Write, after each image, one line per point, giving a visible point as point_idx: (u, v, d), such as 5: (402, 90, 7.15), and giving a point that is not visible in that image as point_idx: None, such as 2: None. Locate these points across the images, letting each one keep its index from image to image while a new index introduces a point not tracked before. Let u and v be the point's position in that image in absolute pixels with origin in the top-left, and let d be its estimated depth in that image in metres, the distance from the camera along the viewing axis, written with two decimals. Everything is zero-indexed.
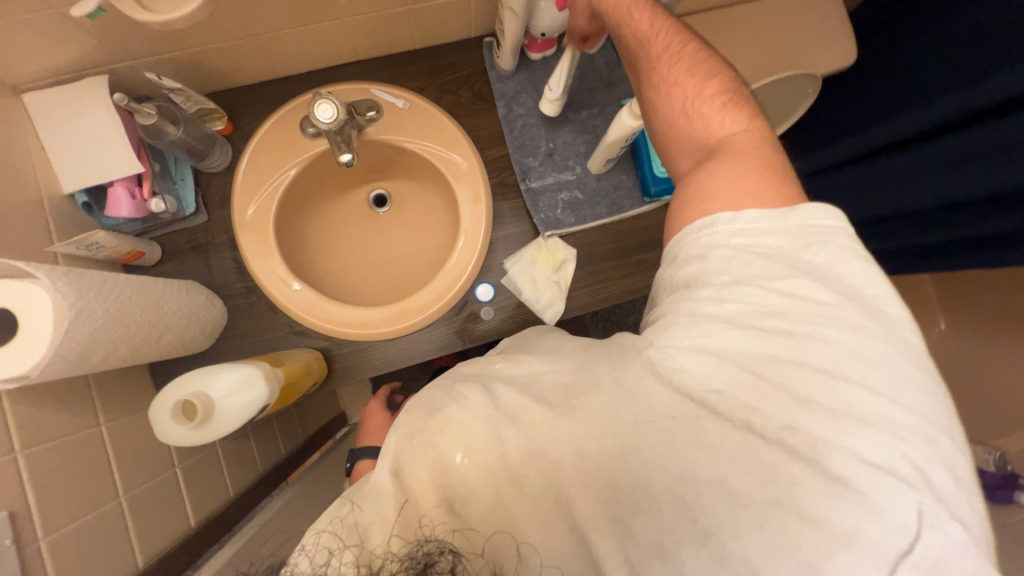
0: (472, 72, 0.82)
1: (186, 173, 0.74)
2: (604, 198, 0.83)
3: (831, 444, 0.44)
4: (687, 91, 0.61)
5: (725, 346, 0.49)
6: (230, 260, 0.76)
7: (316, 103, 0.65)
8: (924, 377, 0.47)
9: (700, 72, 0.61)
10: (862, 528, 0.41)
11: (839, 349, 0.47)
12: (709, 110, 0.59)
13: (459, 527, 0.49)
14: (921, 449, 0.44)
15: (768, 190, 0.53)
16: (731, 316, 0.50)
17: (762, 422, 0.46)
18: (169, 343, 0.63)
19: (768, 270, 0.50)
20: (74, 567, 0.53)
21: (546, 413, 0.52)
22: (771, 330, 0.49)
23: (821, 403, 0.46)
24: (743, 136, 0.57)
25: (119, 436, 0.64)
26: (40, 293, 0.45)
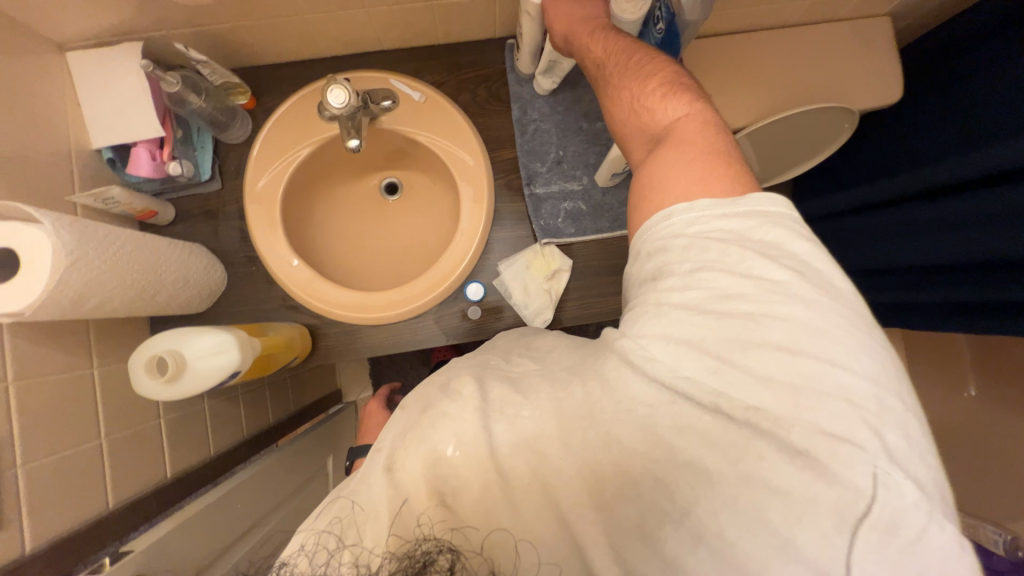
0: (492, 71, 0.83)
1: (207, 141, 0.77)
2: (608, 212, 0.82)
3: (782, 422, 0.41)
4: (632, 93, 0.59)
5: (682, 338, 0.46)
6: (237, 230, 0.79)
7: (329, 87, 0.66)
8: (873, 343, 0.44)
9: (645, 67, 0.59)
10: (820, 495, 0.39)
11: (797, 327, 0.43)
12: (651, 103, 0.57)
13: (458, 525, 0.48)
14: (873, 410, 0.41)
15: (717, 172, 0.51)
16: (693, 302, 0.47)
17: (729, 404, 0.43)
18: (164, 300, 0.66)
19: (729, 247, 0.47)
20: (48, 497, 0.57)
21: (503, 423, 0.51)
22: (727, 313, 0.45)
23: (778, 379, 0.42)
24: (687, 121, 0.55)
25: (109, 381, 0.68)
26: (42, 238, 0.49)
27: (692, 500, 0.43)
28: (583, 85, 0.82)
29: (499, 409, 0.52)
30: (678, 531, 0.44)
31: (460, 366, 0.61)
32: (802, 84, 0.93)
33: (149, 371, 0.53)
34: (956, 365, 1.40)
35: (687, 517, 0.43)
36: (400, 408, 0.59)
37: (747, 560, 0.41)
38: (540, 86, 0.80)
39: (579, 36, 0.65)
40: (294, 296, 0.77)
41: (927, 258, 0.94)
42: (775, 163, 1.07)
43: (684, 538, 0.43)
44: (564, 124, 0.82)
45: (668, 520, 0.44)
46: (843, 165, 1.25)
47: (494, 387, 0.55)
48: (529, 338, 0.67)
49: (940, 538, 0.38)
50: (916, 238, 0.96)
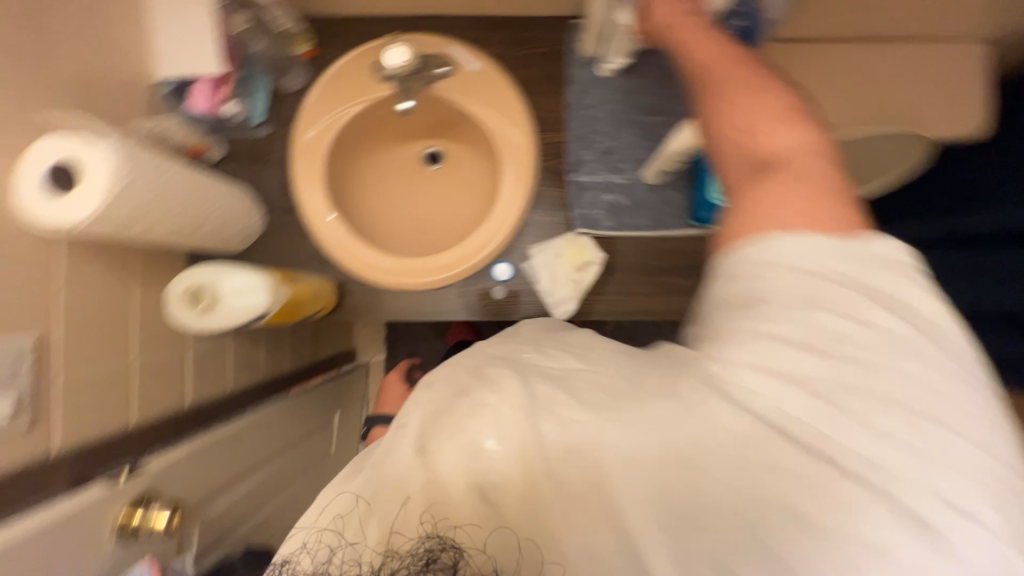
0: (552, 50, 0.80)
1: (263, 85, 0.78)
2: (649, 210, 0.79)
3: (889, 481, 0.38)
4: (739, 107, 0.51)
5: (780, 382, 0.41)
6: (279, 178, 0.81)
7: (388, 47, 0.66)
8: (997, 417, 0.41)
9: (754, 82, 0.52)
10: (936, 568, 0.36)
11: (922, 388, 0.40)
12: (759, 121, 0.50)
13: (462, 520, 0.41)
14: (1000, 487, 0.38)
15: (830, 212, 0.45)
16: (806, 341, 0.41)
17: (840, 454, 0.39)
18: (205, 234, 0.68)
19: (852, 291, 0.42)
20: (79, 403, 0.60)
21: (552, 420, 0.43)
22: (846, 360, 0.40)
23: (899, 439, 0.39)
24: (800, 152, 0.48)
25: (145, 304, 0.71)
26: (103, 156, 0.50)
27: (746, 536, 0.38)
28: (644, 74, 0.79)
29: (548, 408, 0.44)
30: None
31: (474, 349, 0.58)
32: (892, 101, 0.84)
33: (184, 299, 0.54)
34: None
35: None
36: (425, 385, 0.52)
37: None
38: (605, 68, 0.77)
39: (683, 35, 0.59)
40: (326, 250, 0.79)
41: None
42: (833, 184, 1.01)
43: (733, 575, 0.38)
44: (618, 113, 0.79)
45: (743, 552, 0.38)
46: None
47: (539, 385, 0.46)
48: (547, 330, 0.66)
49: None
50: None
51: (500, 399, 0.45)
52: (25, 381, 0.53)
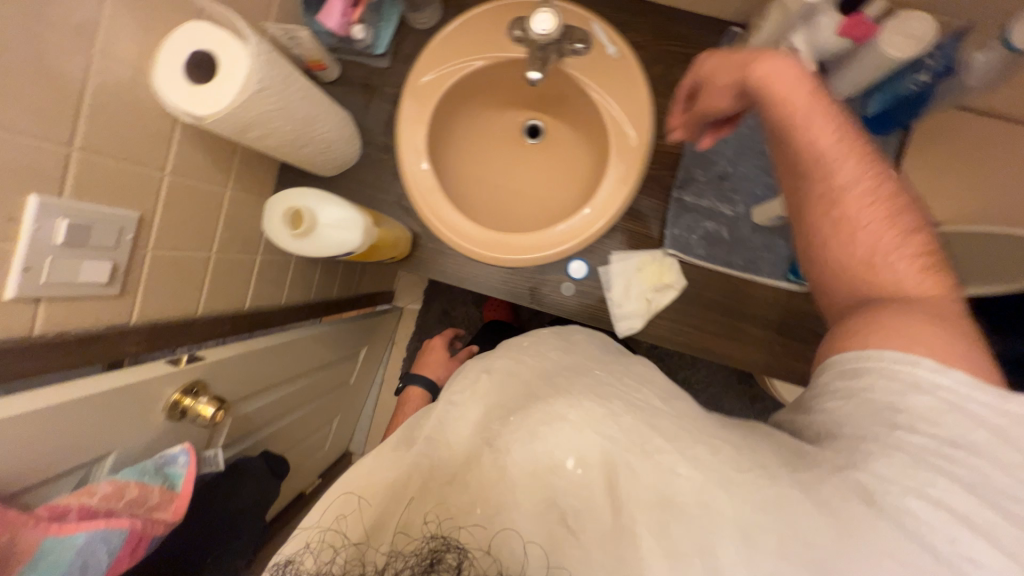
0: (699, 55, 0.74)
1: (393, 16, 0.76)
2: (746, 250, 0.74)
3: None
4: (869, 224, 0.51)
5: (947, 525, 0.36)
6: (384, 115, 0.79)
7: (537, 10, 0.62)
8: None
9: (885, 192, 0.51)
10: None
11: None
12: (885, 246, 0.51)
13: (465, 523, 0.41)
14: None
15: (971, 353, 0.43)
16: (968, 482, 0.37)
17: None
18: (306, 154, 0.68)
19: (1014, 442, 0.38)
20: (160, 286, 0.62)
21: (638, 456, 0.42)
22: (1010, 513, 0.36)
23: None
24: (923, 286, 0.49)
25: (233, 205, 0.72)
26: (242, 58, 0.50)
27: None
28: None
29: (639, 446, 0.42)
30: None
31: (505, 347, 0.60)
32: None
33: (284, 217, 0.55)
34: None
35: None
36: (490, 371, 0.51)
37: None
38: None
39: (787, 105, 0.53)
40: (411, 199, 0.78)
41: None
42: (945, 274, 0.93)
43: None
44: (747, 141, 0.73)
45: None
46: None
47: (623, 416, 0.45)
48: (606, 350, 0.64)
49: None
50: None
51: (580, 420, 0.44)
52: (123, 253, 0.55)
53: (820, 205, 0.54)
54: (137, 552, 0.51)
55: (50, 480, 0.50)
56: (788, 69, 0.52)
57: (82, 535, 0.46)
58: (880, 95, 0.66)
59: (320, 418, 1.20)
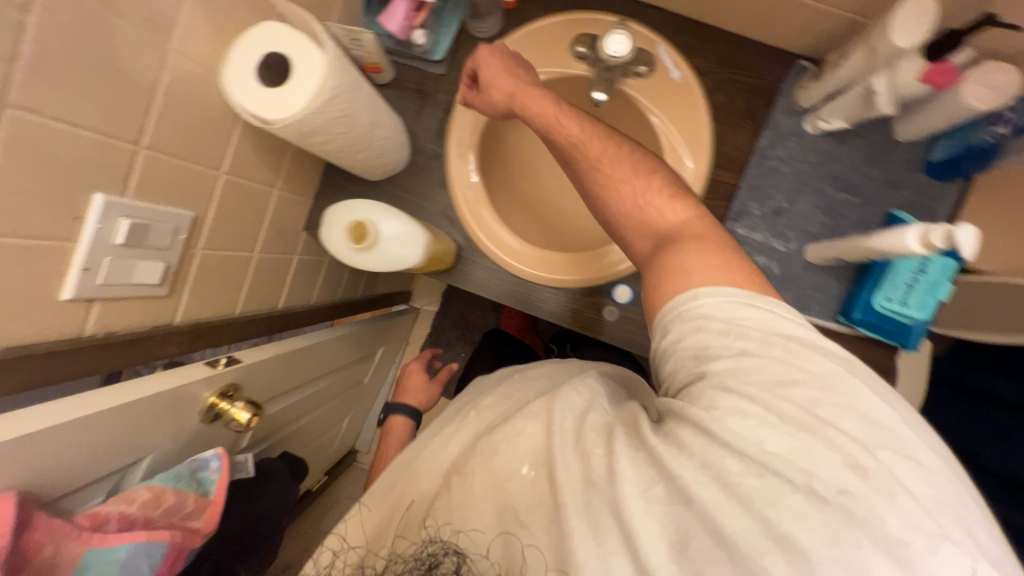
0: (762, 86, 0.73)
1: (453, 22, 0.73)
2: (796, 288, 0.73)
3: (908, 521, 0.36)
4: (634, 185, 0.56)
5: (748, 428, 0.40)
6: (436, 122, 0.78)
7: (611, 32, 0.61)
8: (931, 442, 0.41)
9: (631, 155, 0.57)
10: None
11: (860, 424, 0.40)
12: (657, 196, 0.55)
13: (465, 529, 0.47)
14: (956, 509, 0.38)
15: (737, 266, 0.48)
16: (750, 395, 0.42)
17: (818, 486, 0.38)
18: (359, 160, 0.66)
19: (770, 342, 0.43)
20: (206, 286, 0.60)
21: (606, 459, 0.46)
22: (789, 409, 0.41)
23: (862, 472, 0.38)
24: (697, 221, 0.53)
25: (280, 205, 0.70)
26: (318, 65, 0.48)
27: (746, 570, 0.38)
28: (851, 144, 0.71)
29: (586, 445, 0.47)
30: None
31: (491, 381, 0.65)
32: None
33: (346, 231, 0.54)
34: None
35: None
36: None
37: None
38: (815, 125, 0.70)
39: (548, 114, 0.60)
40: (457, 210, 0.76)
41: None
42: None
43: None
44: (805, 177, 0.72)
45: None
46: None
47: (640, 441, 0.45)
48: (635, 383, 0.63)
49: None
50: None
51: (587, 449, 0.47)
52: (175, 252, 0.53)
53: (597, 196, 0.59)
54: (176, 566, 0.50)
55: (86, 486, 0.48)
56: (535, 94, 0.62)
57: (124, 547, 0.45)
58: (948, 141, 0.66)
59: (333, 418, 1.18)
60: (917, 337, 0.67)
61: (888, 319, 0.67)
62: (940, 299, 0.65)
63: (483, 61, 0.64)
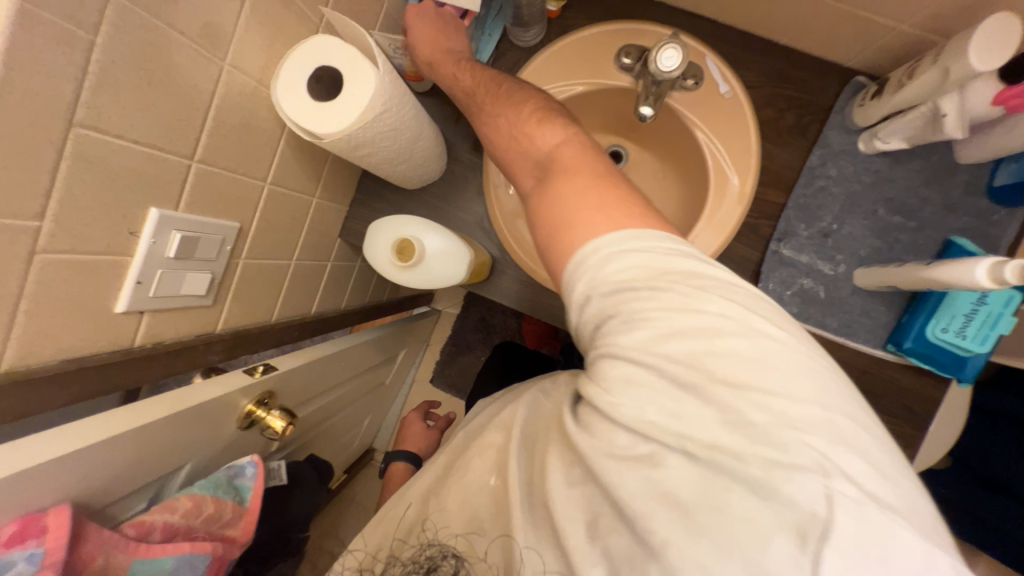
0: (815, 101, 0.70)
1: (496, 32, 0.73)
2: (843, 313, 0.70)
3: (795, 470, 0.31)
4: (505, 118, 0.51)
5: (624, 397, 0.36)
6: (474, 131, 0.77)
7: (663, 46, 0.59)
8: (818, 367, 0.35)
9: (522, 97, 0.52)
10: (782, 526, 0.31)
11: (732, 362, 0.34)
12: (529, 125, 0.50)
13: (460, 533, 0.46)
14: (841, 439, 0.32)
15: (607, 192, 0.42)
16: (621, 353, 0.36)
17: (686, 439, 0.34)
18: (400, 171, 0.66)
19: (647, 283, 0.37)
20: (246, 294, 0.61)
21: None
22: (664, 361, 0.35)
23: (731, 417, 0.33)
24: (570, 144, 0.47)
25: (318, 213, 0.70)
26: (370, 81, 0.48)
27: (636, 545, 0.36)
28: (909, 165, 0.68)
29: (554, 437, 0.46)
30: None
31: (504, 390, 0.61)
32: None
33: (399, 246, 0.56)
34: None
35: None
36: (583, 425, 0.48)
37: None
38: (870, 145, 0.67)
39: (448, 64, 0.58)
40: (492, 222, 0.75)
41: None
42: None
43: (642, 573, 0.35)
44: (857, 198, 0.69)
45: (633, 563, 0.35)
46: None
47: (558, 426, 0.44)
48: None
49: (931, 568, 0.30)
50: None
51: None
52: (221, 263, 0.53)
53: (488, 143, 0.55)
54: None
55: (132, 492, 0.49)
56: (438, 46, 0.59)
57: (170, 558, 0.46)
58: (1015, 165, 0.62)
59: (356, 418, 1.18)
60: (973, 372, 0.65)
61: (942, 350, 0.65)
62: (1000, 332, 0.62)
63: (408, 16, 0.59)
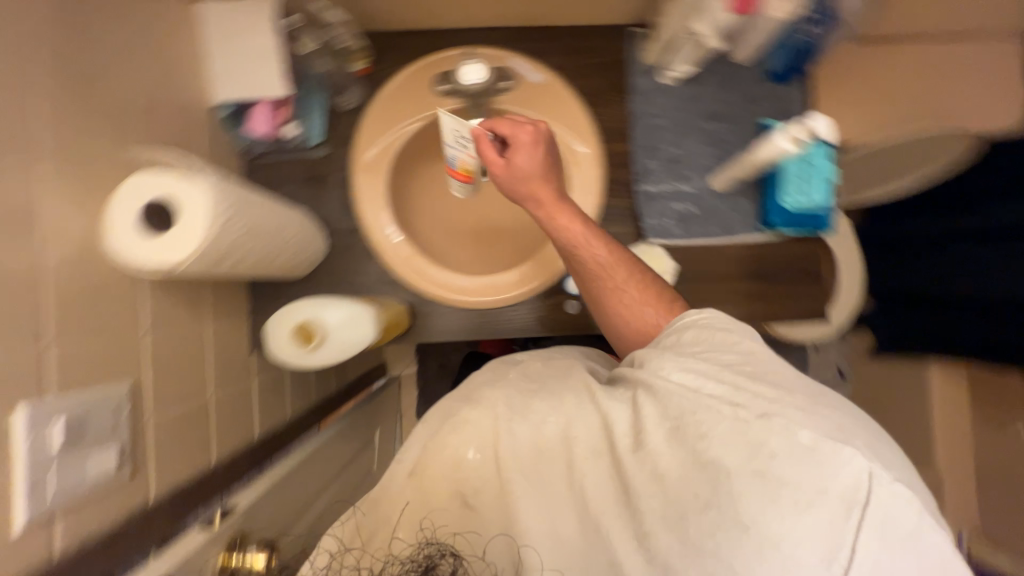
0: (612, 60, 0.80)
1: (318, 105, 0.76)
2: (718, 218, 0.79)
3: (840, 446, 0.42)
4: (614, 272, 0.64)
5: (694, 390, 0.48)
6: (341, 200, 0.79)
7: (464, 65, 0.65)
8: (842, 402, 0.49)
9: (638, 273, 0.65)
10: (824, 484, 0.41)
11: (781, 381, 0.48)
12: (633, 293, 0.64)
13: (461, 531, 0.48)
14: (863, 439, 0.44)
15: None
16: (699, 369, 0.49)
17: (744, 420, 0.44)
18: (281, 264, 0.66)
19: (722, 341, 0.53)
20: (171, 447, 0.57)
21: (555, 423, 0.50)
22: (731, 376, 0.48)
23: (780, 407, 0.45)
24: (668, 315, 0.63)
25: (218, 338, 0.68)
26: (200, 196, 0.48)
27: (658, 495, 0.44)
28: (706, 81, 0.78)
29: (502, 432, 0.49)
30: (688, 555, 0.42)
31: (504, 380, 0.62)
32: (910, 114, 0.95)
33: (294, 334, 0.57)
34: None
35: (775, 539, 0.40)
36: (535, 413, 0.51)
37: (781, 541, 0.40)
38: (668, 77, 0.77)
39: (562, 213, 0.65)
40: (394, 272, 0.77)
41: None
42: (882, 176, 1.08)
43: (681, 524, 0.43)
44: (683, 122, 0.79)
45: (660, 516, 0.44)
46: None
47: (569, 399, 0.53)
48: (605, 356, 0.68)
49: (931, 541, 0.41)
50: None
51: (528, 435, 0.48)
52: (125, 431, 0.50)
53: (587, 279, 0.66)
54: None
55: None
56: (545, 181, 0.64)
57: None
58: (778, 50, 0.74)
59: None
60: (827, 220, 0.76)
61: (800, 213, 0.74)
62: (828, 177, 0.73)
63: (523, 143, 0.63)
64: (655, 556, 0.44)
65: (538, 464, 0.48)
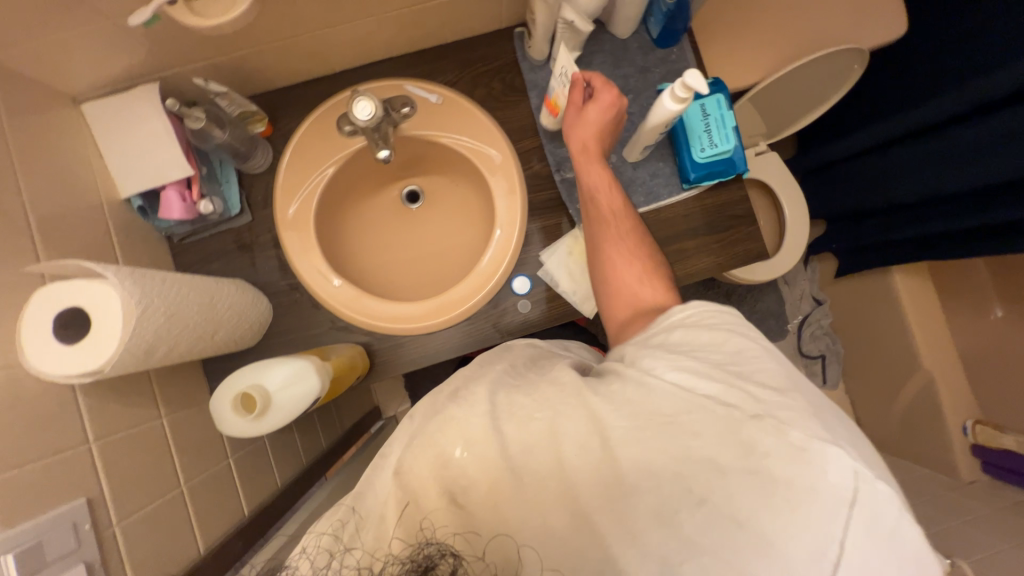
0: (504, 63, 0.82)
1: (231, 175, 0.77)
2: (640, 187, 0.81)
3: (830, 446, 0.44)
4: (621, 224, 0.70)
5: (688, 388, 0.48)
6: (274, 260, 0.79)
7: (355, 101, 0.65)
8: (827, 401, 0.50)
9: (643, 247, 0.69)
10: (814, 484, 0.43)
11: (775, 381, 0.49)
12: (632, 258, 0.68)
13: (461, 530, 0.46)
14: (849, 439, 0.46)
15: None
16: (692, 367, 0.49)
17: (735, 423, 0.46)
18: (222, 338, 0.66)
19: (717, 335, 0.53)
20: (145, 549, 0.56)
21: (513, 424, 0.50)
22: (722, 376, 0.48)
23: (772, 409, 0.46)
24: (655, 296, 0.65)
25: (179, 426, 0.67)
26: (111, 293, 0.48)
27: (647, 493, 0.46)
28: (596, 62, 0.81)
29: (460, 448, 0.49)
30: (678, 550, 0.44)
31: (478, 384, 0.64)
32: (801, 45, 0.99)
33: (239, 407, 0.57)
34: (976, 287, 1.35)
35: (765, 536, 0.43)
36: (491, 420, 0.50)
37: (771, 536, 0.43)
38: None
39: (590, 160, 0.72)
40: (343, 317, 0.77)
41: (937, 188, 1.02)
42: (794, 106, 1.14)
43: (672, 522, 0.45)
44: None
45: (652, 516, 0.45)
46: (866, 101, 1.22)
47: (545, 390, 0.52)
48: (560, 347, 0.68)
49: (909, 533, 0.43)
50: (930, 165, 1.02)
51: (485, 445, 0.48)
52: (90, 546, 0.49)
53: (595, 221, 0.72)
54: None
55: None
56: (593, 131, 0.71)
57: None
58: (653, 17, 0.77)
59: None
60: (744, 162, 0.79)
61: (714, 163, 0.77)
62: (732, 126, 0.77)
63: (603, 95, 0.70)
64: (650, 551, 0.45)
65: (510, 469, 0.48)
